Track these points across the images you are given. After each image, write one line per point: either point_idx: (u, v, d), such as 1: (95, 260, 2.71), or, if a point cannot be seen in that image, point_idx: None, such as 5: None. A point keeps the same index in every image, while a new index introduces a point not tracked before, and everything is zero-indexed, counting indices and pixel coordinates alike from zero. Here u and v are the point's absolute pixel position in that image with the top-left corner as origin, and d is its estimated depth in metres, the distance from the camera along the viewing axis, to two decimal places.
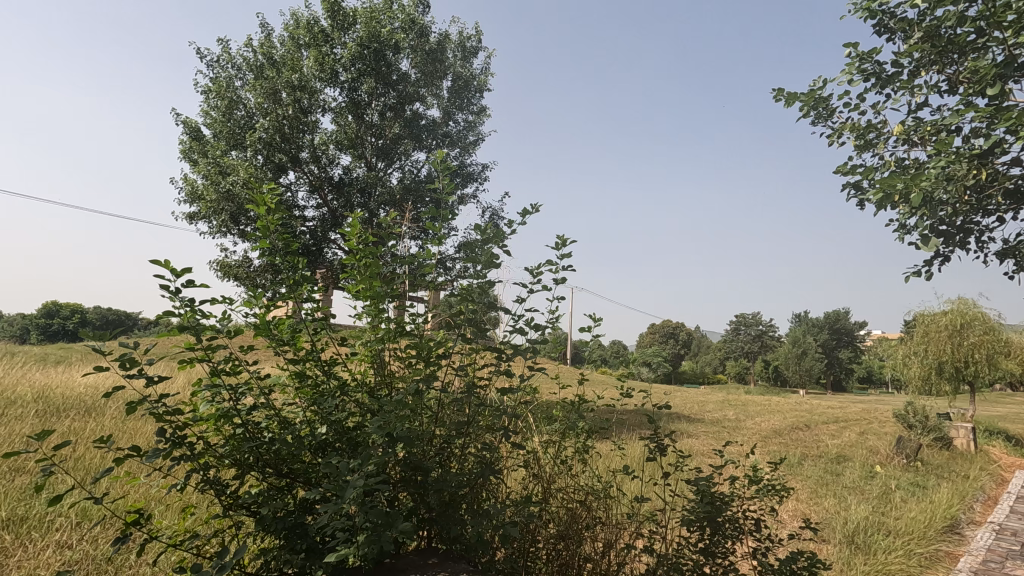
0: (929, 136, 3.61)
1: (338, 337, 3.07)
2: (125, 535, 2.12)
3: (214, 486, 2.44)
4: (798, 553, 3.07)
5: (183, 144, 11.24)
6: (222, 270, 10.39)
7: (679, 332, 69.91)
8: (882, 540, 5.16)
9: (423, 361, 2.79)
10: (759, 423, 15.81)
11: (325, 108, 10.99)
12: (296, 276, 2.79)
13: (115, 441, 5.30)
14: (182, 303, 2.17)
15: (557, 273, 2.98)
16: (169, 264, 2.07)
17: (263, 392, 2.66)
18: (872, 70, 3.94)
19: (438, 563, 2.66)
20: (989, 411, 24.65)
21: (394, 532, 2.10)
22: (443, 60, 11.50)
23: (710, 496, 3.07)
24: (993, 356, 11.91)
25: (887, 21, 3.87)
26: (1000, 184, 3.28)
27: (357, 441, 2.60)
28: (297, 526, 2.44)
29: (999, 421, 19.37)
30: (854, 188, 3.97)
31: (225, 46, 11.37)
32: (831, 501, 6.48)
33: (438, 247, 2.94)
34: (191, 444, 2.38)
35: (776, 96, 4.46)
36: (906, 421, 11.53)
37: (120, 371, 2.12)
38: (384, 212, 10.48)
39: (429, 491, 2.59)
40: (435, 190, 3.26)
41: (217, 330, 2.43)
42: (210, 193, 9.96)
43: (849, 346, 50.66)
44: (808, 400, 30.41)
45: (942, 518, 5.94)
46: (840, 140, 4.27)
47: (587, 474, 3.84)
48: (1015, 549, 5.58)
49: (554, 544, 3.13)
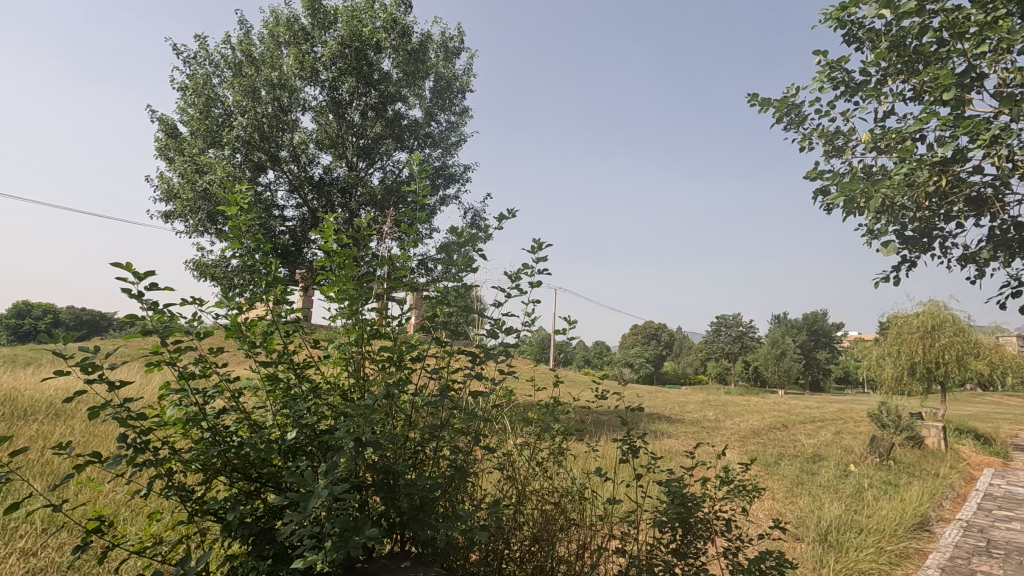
0: (894, 143, 3.70)
1: (312, 339, 3.02)
2: (85, 544, 2.07)
3: (179, 492, 2.39)
4: (767, 553, 3.10)
5: (159, 142, 11.03)
6: (199, 270, 10.20)
7: (661, 333, 70.71)
8: (853, 538, 5.25)
9: (396, 364, 2.77)
10: (738, 423, 15.98)
11: (305, 107, 10.87)
12: (270, 276, 2.74)
13: (81, 447, 5.18)
14: (148, 305, 2.12)
15: (534, 277, 2.99)
16: (132, 266, 2.01)
17: (233, 395, 2.59)
18: (842, 79, 4.02)
19: (411, 566, 2.64)
20: (961, 411, 25.15)
21: (362, 539, 2.09)
22: (425, 60, 11.37)
23: (682, 498, 3.09)
24: (963, 357, 12.20)
25: (856, 32, 3.96)
26: (963, 191, 3.37)
27: (328, 445, 2.57)
28: (265, 531, 2.43)
29: (970, 420, 19.84)
30: (821, 193, 4.06)
31: (202, 41, 11.15)
32: (806, 501, 6.59)
33: (415, 249, 2.91)
34: (155, 450, 2.32)
35: (751, 101, 4.53)
36: (880, 421, 11.79)
37: (81, 375, 2.04)
38: (365, 212, 10.38)
39: (399, 495, 2.56)
40: (412, 192, 3.23)
41: (185, 332, 2.37)
42: (186, 192, 9.78)
43: (827, 346, 51.61)
44: (785, 399, 30.91)
45: (912, 516, 6.08)
46: (810, 146, 4.35)
47: (562, 476, 3.86)
48: (980, 546, 5.73)
49: (529, 546, 3.17)
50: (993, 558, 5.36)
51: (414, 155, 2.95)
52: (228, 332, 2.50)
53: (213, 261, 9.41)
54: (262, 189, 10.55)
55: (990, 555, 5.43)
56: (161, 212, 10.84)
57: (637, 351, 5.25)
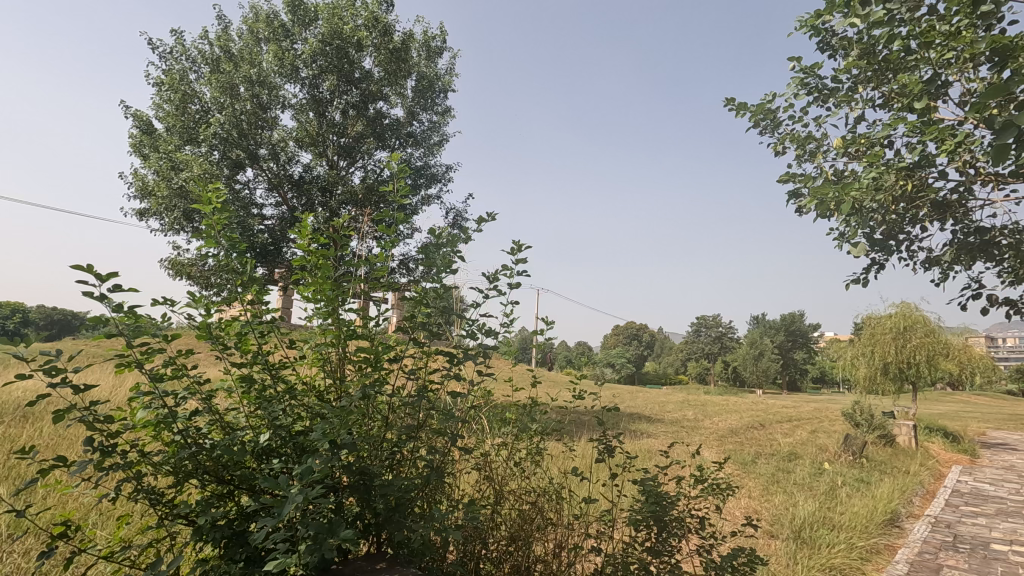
0: (863, 148, 3.79)
1: (288, 338, 2.98)
2: (50, 550, 2.01)
3: (149, 496, 2.34)
4: (739, 550, 3.14)
5: (134, 138, 10.82)
6: (174, 269, 10.00)
7: (642, 334, 71.40)
8: (826, 534, 5.36)
9: (373, 365, 2.74)
10: (716, 422, 16.18)
11: (285, 104, 10.74)
12: (245, 275, 2.69)
13: (48, 451, 5.06)
14: (113, 307, 2.06)
15: (513, 279, 2.98)
16: (94, 268, 1.94)
17: (206, 396, 2.55)
18: (815, 85, 4.11)
19: (387, 567, 2.62)
20: (942, 412, 25.46)
21: (336, 540, 2.08)
22: (407, 59, 11.23)
23: (656, 496, 3.11)
24: (934, 357, 12.51)
25: (829, 40, 4.04)
26: (929, 196, 3.46)
27: (303, 447, 2.55)
28: (238, 534, 2.41)
29: (939, 417, 20.39)
30: (793, 197, 4.14)
31: (179, 36, 10.96)
32: (781, 498, 6.71)
33: (393, 249, 2.89)
34: (124, 453, 2.26)
35: (727, 106, 4.59)
36: (854, 420, 12.04)
37: (44, 379, 1.98)
38: (345, 211, 10.27)
39: (374, 497, 2.54)
40: (390, 192, 3.20)
41: (155, 333, 2.32)
42: (161, 189, 9.58)
43: (804, 347, 52.53)
44: (762, 399, 31.39)
45: (883, 512, 6.24)
46: (783, 150, 4.41)
47: (539, 476, 3.87)
48: (948, 541, 5.89)
49: (506, 545, 3.18)
50: (959, 553, 5.52)
51: (393, 154, 2.93)
52: (198, 334, 2.44)
53: (189, 260, 9.25)
54: (240, 187, 10.42)
55: (956, 550, 5.60)
56: (135, 210, 10.63)
57: (619, 351, 5.51)
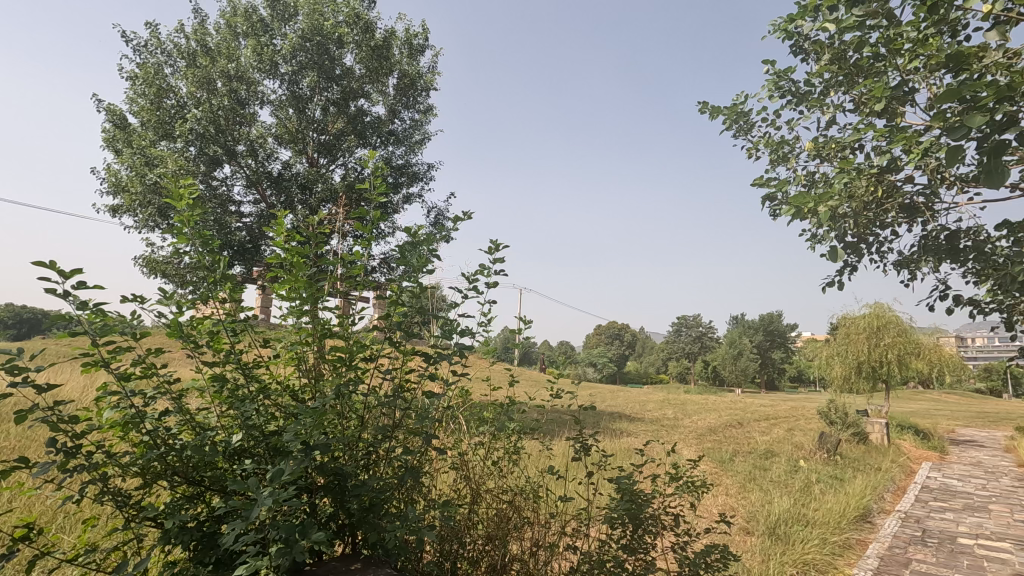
0: (835, 153, 3.85)
1: (262, 338, 2.94)
2: (11, 553, 1.93)
3: (116, 498, 2.27)
4: (712, 547, 3.17)
5: (107, 133, 10.57)
6: (148, 267, 9.79)
7: (624, 335, 72.16)
8: (800, 530, 5.46)
9: (348, 365, 2.70)
10: (695, 421, 16.39)
11: (264, 100, 10.61)
12: (217, 274, 2.62)
13: (11, 454, 4.90)
14: (78, 305, 2.00)
15: (491, 279, 2.96)
16: (57, 264, 1.89)
17: (177, 396, 2.49)
18: (789, 89, 4.17)
19: (361, 568, 2.58)
20: (917, 411, 25.97)
21: (307, 543, 2.05)
22: (389, 57, 11.09)
23: (631, 494, 3.11)
24: (905, 356, 12.82)
25: (802, 43, 4.11)
26: (897, 199, 3.53)
27: (275, 447, 2.51)
28: (208, 536, 2.35)
29: (912, 416, 20.90)
30: (768, 200, 4.20)
31: (154, 29, 10.76)
32: (757, 495, 6.82)
33: (369, 248, 2.83)
34: (90, 454, 2.19)
35: (701, 109, 4.64)
36: (828, 418, 12.29)
37: (6, 378, 1.91)
38: (325, 209, 10.15)
39: (348, 497, 2.51)
40: (366, 189, 3.14)
41: (124, 331, 2.26)
42: (134, 185, 9.36)
43: (782, 346, 53.47)
44: (742, 399, 31.79)
45: (855, 508, 6.37)
46: (758, 154, 4.46)
47: (517, 476, 3.88)
48: (917, 535, 6.05)
49: (483, 544, 3.18)
50: (927, 547, 5.67)
51: (370, 150, 2.88)
52: (168, 332, 2.37)
53: (164, 258, 9.08)
54: (217, 183, 10.25)
55: (924, 544, 5.75)
56: (109, 206, 10.41)
57: (601, 350, 5.57)
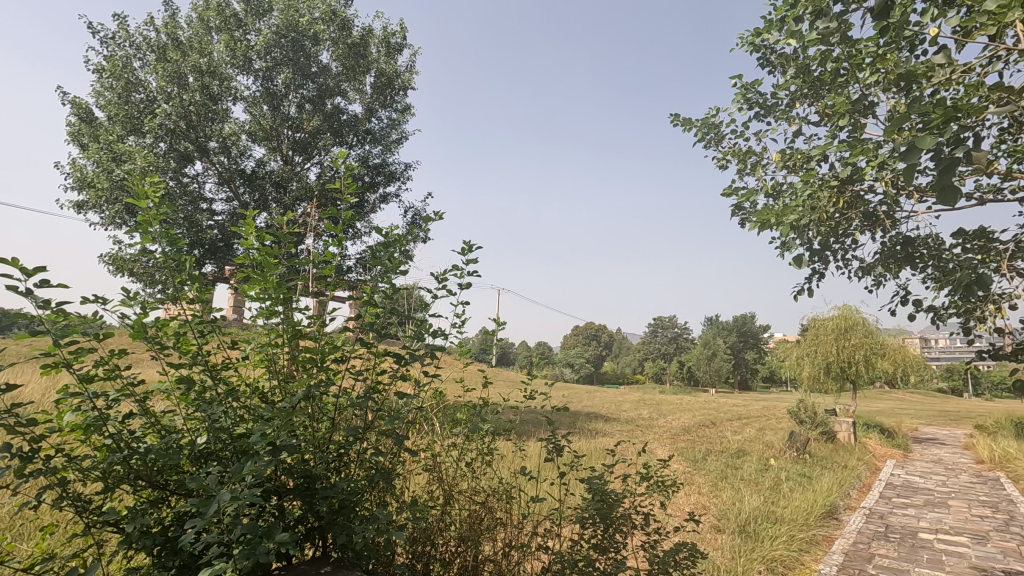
0: (800, 163, 3.96)
1: (231, 340, 2.88)
2: None
3: (75, 503, 2.21)
4: (682, 545, 3.22)
5: (72, 127, 10.26)
6: (115, 265, 9.53)
7: (601, 335, 72.80)
8: (768, 527, 5.57)
9: (318, 366, 2.67)
10: (670, 420, 16.61)
11: (237, 97, 10.42)
12: (183, 276, 2.54)
13: None
14: (41, 303, 1.94)
15: (462, 280, 2.95)
16: (19, 261, 1.83)
17: (142, 398, 2.42)
18: (757, 100, 4.25)
19: (331, 571, 2.55)
20: (882, 410, 26.69)
21: (272, 544, 2.02)
22: (366, 54, 10.99)
23: (601, 494, 3.13)
24: (871, 356, 13.19)
25: (769, 56, 4.21)
26: (861, 206, 3.64)
27: (242, 449, 2.46)
28: (170, 540, 2.29)
29: (879, 415, 21.50)
30: (736, 209, 4.29)
31: (122, 21, 10.47)
32: (728, 493, 6.94)
33: (341, 248, 2.79)
34: (48, 458, 2.12)
35: (673, 120, 4.71)
36: (798, 418, 12.58)
37: None
38: (299, 207, 10.03)
39: (317, 498, 2.48)
40: (337, 189, 3.10)
41: (86, 332, 2.20)
42: (100, 180, 9.09)
43: (755, 347, 54.54)
44: (716, 399, 32.29)
45: (821, 505, 6.53)
46: (727, 164, 4.55)
47: (490, 477, 3.88)
48: (879, 531, 6.24)
49: (454, 545, 3.18)
50: (889, 542, 5.86)
51: (340, 150, 2.85)
52: (134, 333, 2.32)
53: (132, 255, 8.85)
54: (187, 180, 10.04)
55: (886, 539, 5.94)
56: (73, 202, 10.11)
57: (578, 351, 5.61)
